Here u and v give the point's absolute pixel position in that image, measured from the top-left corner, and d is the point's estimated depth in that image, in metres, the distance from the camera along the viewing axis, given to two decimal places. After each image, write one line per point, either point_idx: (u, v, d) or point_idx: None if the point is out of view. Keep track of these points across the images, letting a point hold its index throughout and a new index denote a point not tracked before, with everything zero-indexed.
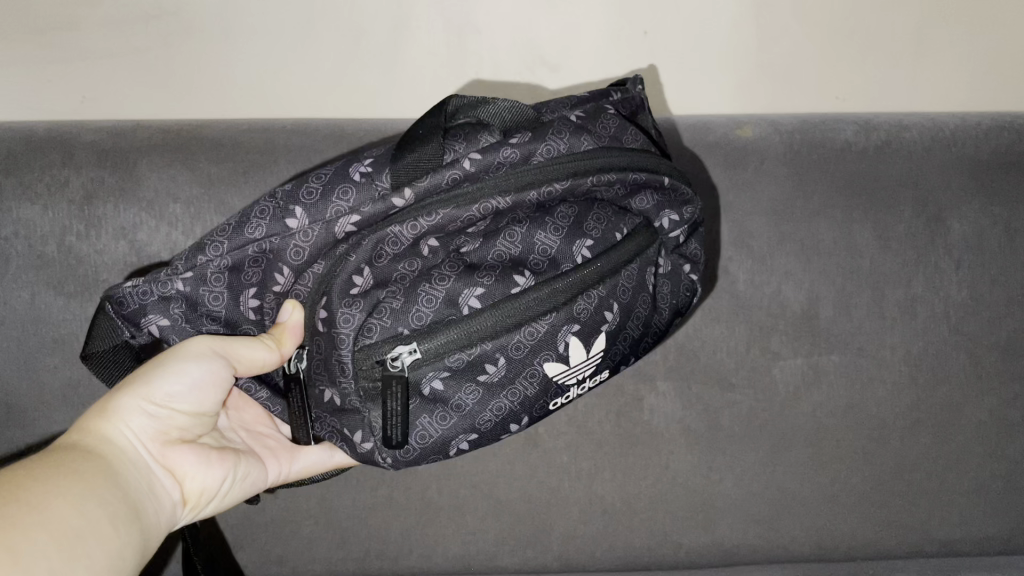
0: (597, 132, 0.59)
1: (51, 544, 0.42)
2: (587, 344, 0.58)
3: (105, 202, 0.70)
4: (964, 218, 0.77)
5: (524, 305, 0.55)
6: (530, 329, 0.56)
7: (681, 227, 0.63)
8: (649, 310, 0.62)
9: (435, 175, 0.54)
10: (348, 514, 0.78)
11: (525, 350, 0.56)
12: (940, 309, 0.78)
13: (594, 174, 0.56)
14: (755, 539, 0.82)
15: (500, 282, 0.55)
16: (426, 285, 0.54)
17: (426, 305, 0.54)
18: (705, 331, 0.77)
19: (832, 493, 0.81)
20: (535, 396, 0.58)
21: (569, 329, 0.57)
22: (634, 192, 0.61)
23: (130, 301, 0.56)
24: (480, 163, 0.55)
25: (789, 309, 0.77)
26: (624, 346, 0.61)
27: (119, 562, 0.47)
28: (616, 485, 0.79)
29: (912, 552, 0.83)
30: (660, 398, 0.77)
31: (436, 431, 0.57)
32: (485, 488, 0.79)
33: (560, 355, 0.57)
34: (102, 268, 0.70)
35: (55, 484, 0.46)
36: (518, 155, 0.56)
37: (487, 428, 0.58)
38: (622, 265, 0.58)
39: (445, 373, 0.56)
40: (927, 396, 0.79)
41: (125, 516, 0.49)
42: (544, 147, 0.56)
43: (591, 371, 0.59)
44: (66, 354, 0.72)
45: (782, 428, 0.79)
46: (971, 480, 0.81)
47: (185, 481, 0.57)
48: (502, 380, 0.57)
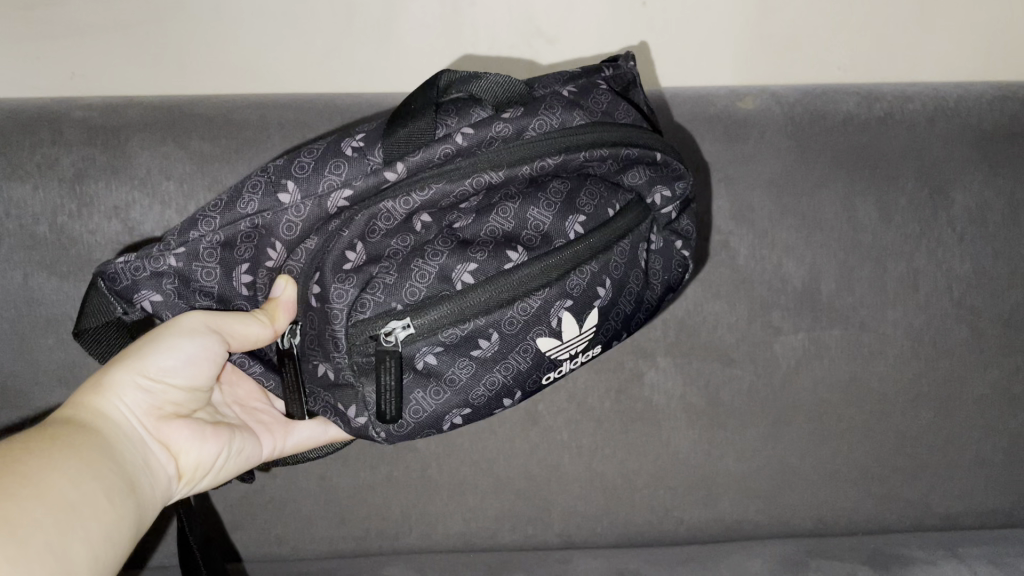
0: (589, 107, 0.58)
1: (48, 518, 0.42)
2: (580, 319, 0.58)
3: (96, 179, 0.69)
4: (967, 190, 0.76)
5: (516, 280, 0.55)
6: (523, 304, 0.55)
7: (673, 203, 0.63)
8: (643, 287, 0.62)
9: (425, 151, 0.53)
10: (347, 493, 0.78)
11: (517, 326, 0.56)
12: (943, 282, 0.77)
13: (585, 149, 0.55)
14: (755, 514, 0.82)
15: (493, 258, 0.54)
16: (419, 260, 0.54)
17: (419, 281, 0.53)
18: (706, 307, 0.76)
19: (832, 468, 0.81)
20: (527, 372, 0.58)
21: (562, 305, 0.57)
22: (626, 168, 0.60)
23: (123, 276, 0.55)
24: (473, 138, 0.54)
25: (790, 284, 0.76)
26: (617, 323, 0.61)
27: (115, 535, 0.47)
28: (617, 462, 0.79)
29: (910, 525, 0.83)
30: (660, 374, 0.77)
31: (430, 406, 0.56)
32: (486, 466, 0.78)
33: (554, 331, 0.57)
34: (94, 247, 0.70)
35: (51, 456, 0.46)
36: (511, 130, 0.55)
37: (481, 403, 0.57)
38: (614, 241, 0.58)
39: (439, 349, 0.55)
40: (929, 370, 0.79)
41: (122, 490, 0.49)
42: (536, 121, 0.55)
43: (583, 347, 0.59)
44: (61, 335, 0.71)
45: (783, 403, 0.79)
46: (972, 453, 0.81)
47: (180, 455, 0.57)
48: (496, 354, 0.56)
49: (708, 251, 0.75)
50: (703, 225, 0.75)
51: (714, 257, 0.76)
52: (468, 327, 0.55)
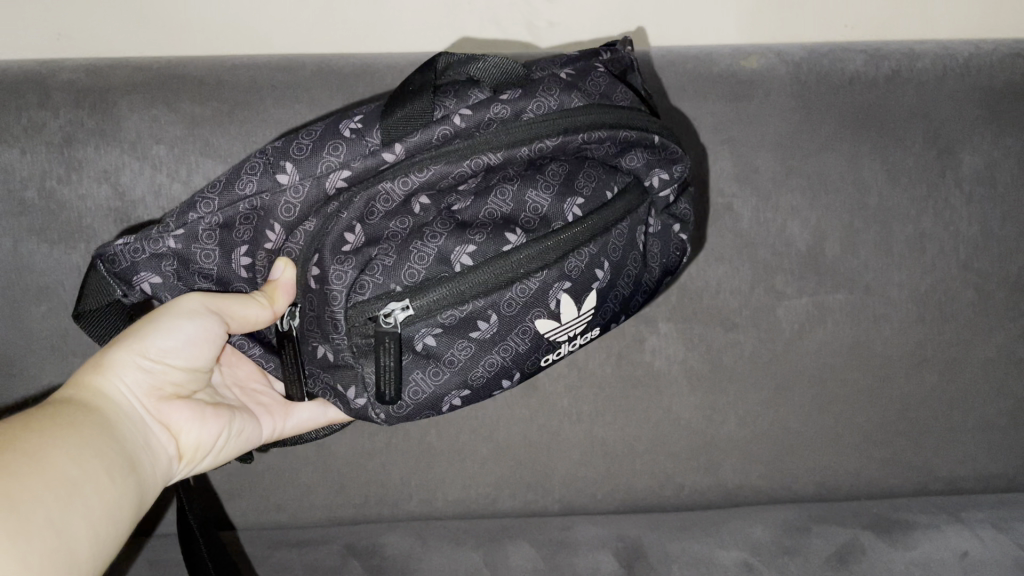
0: (588, 89, 0.57)
1: (50, 495, 0.42)
2: (579, 300, 0.57)
3: (85, 143, 0.68)
4: (976, 150, 0.75)
5: (514, 263, 0.54)
6: (522, 286, 0.55)
7: (670, 186, 0.61)
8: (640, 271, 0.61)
9: (424, 132, 0.52)
10: (347, 461, 0.78)
11: (516, 308, 0.55)
12: (950, 244, 0.76)
13: (585, 130, 0.55)
14: (757, 479, 0.82)
15: (492, 240, 0.53)
16: (418, 242, 0.53)
17: (418, 263, 0.53)
18: (708, 271, 0.75)
19: (834, 432, 0.81)
20: (525, 354, 0.57)
21: (561, 287, 0.56)
22: (624, 151, 0.59)
23: (123, 258, 0.54)
24: (471, 120, 0.53)
25: (794, 247, 0.75)
26: (615, 305, 0.60)
27: (116, 513, 0.46)
28: (618, 428, 0.79)
29: (913, 490, 0.83)
30: (662, 340, 0.76)
31: (429, 387, 0.56)
32: (486, 432, 0.78)
33: (552, 313, 0.56)
34: (85, 212, 0.69)
35: (53, 434, 0.45)
36: (509, 111, 0.54)
37: (479, 384, 0.57)
38: (611, 224, 0.57)
39: (439, 332, 0.54)
40: (935, 334, 0.78)
41: (123, 469, 0.48)
42: (535, 103, 0.54)
43: (581, 329, 0.58)
44: (53, 303, 0.70)
45: (785, 368, 0.78)
46: (977, 417, 0.81)
47: (180, 436, 0.56)
48: (494, 336, 0.55)
49: (710, 214, 0.74)
50: (705, 188, 0.74)
51: (717, 220, 0.74)
52: (467, 310, 0.54)
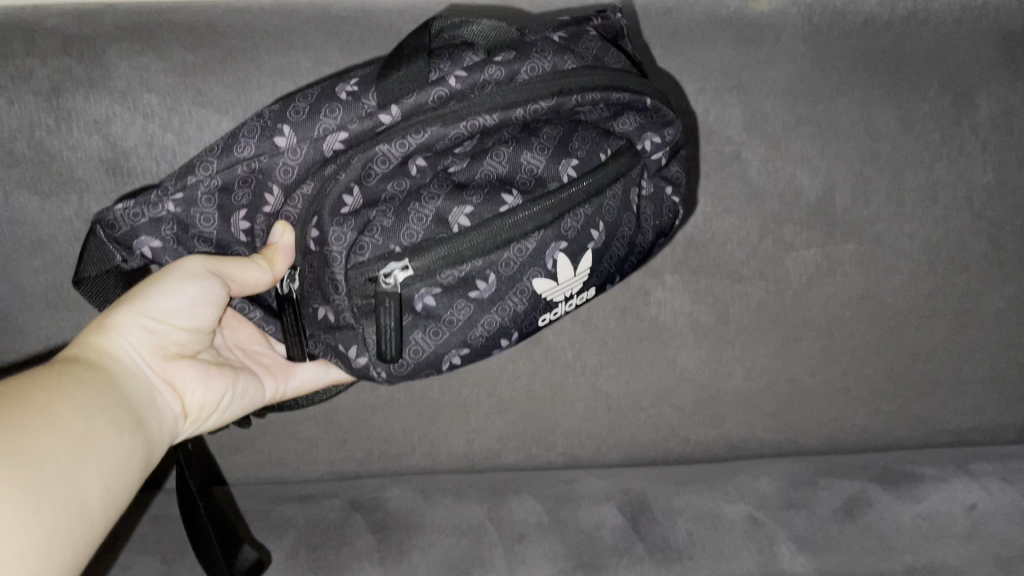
0: (580, 52, 0.56)
1: (60, 447, 0.42)
2: (575, 259, 0.56)
3: (74, 94, 0.66)
4: (993, 95, 0.73)
5: (512, 223, 0.53)
6: (519, 246, 0.54)
7: (663, 149, 0.60)
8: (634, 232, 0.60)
9: (420, 94, 0.51)
10: (349, 416, 0.78)
11: (514, 268, 0.54)
12: (964, 193, 0.75)
13: (578, 93, 0.53)
14: (763, 432, 0.82)
15: (488, 201, 0.53)
16: (416, 203, 0.52)
17: (417, 224, 0.51)
18: (716, 222, 0.74)
19: (842, 385, 0.81)
20: (522, 315, 0.56)
21: (558, 246, 0.55)
22: (616, 114, 0.58)
23: (122, 223, 0.52)
24: (467, 81, 0.51)
25: (804, 197, 0.73)
26: (610, 265, 0.59)
27: (125, 467, 0.46)
28: (623, 381, 0.78)
29: (923, 442, 0.84)
30: (668, 293, 0.75)
31: (430, 345, 0.55)
32: (490, 386, 0.77)
33: (549, 273, 0.55)
34: (77, 165, 0.67)
35: (60, 389, 0.45)
36: (503, 73, 0.52)
37: (478, 344, 0.56)
38: (606, 186, 0.56)
39: (440, 292, 0.53)
40: (945, 285, 0.77)
41: (130, 425, 0.48)
42: (529, 66, 0.53)
43: (576, 288, 0.58)
44: (47, 258, 0.70)
45: (792, 320, 0.77)
46: (987, 369, 0.81)
47: (185, 394, 0.56)
48: (493, 296, 0.55)
49: (718, 163, 0.72)
50: (713, 137, 0.72)
51: (725, 170, 0.72)
52: (468, 269, 0.53)
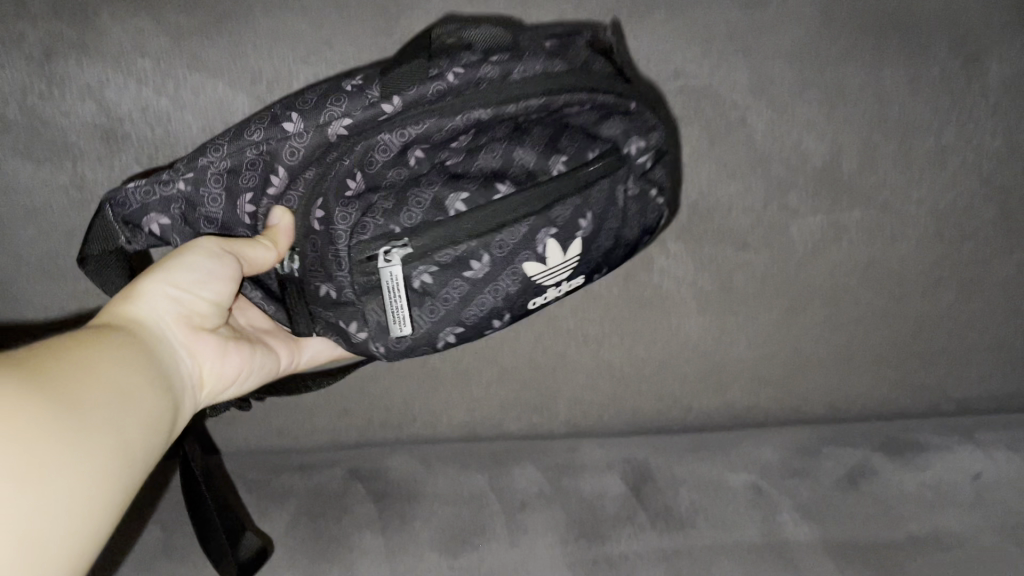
0: (570, 56, 0.54)
1: (109, 399, 0.42)
2: (565, 244, 0.55)
3: (66, 57, 0.61)
4: (1006, 58, 0.69)
5: (504, 209, 0.52)
6: (511, 231, 0.53)
7: (648, 153, 0.57)
8: (626, 228, 0.59)
9: (419, 87, 0.49)
10: (349, 385, 0.77)
11: (505, 251, 0.54)
12: (973, 158, 0.72)
13: (570, 92, 0.52)
14: (767, 399, 0.82)
15: (483, 189, 0.52)
16: (415, 189, 0.52)
17: (417, 207, 0.52)
18: (720, 188, 0.72)
19: (847, 353, 0.81)
20: (512, 295, 0.56)
21: (547, 232, 0.54)
22: (605, 118, 0.56)
23: (133, 201, 0.52)
24: (463, 76, 0.50)
25: (809, 163, 0.71)
26: (598, 256, 0.58)
27: (161, 426, 0.46)
28: (625, 349, 0.78)
29: (931, 410, 0.84)
30: (671, 261, 0.75)
31: (425, 323, 0.56)
32: (491, 356, 0.77)
33: (538, 255, 0.55)
34: (70, 131, 0.63)
35: (100, 349, 0.44)
36: (497, 71, 0.51)
37: (472, 322, 0.57)
38: (597, 182, 0.55)
39: (435, 269, 0.54)
40: (953, 252, 0.76)
41: (163, 387, 0.47)
42: (522, 65, 0.51)
43: (566, 273, 0.57)
44: (40, 224, 0.67)
45: (796, 288, 0.77)
46: (994, 337, 0.81)
47: (205, 368, 0.55)
48: (486, 276, 0.55)
49: (721, 129, 0.69)
50: (715, 103, 0.68)
51: (730, 135, 0.70)
52: (454, 249, 0.53)
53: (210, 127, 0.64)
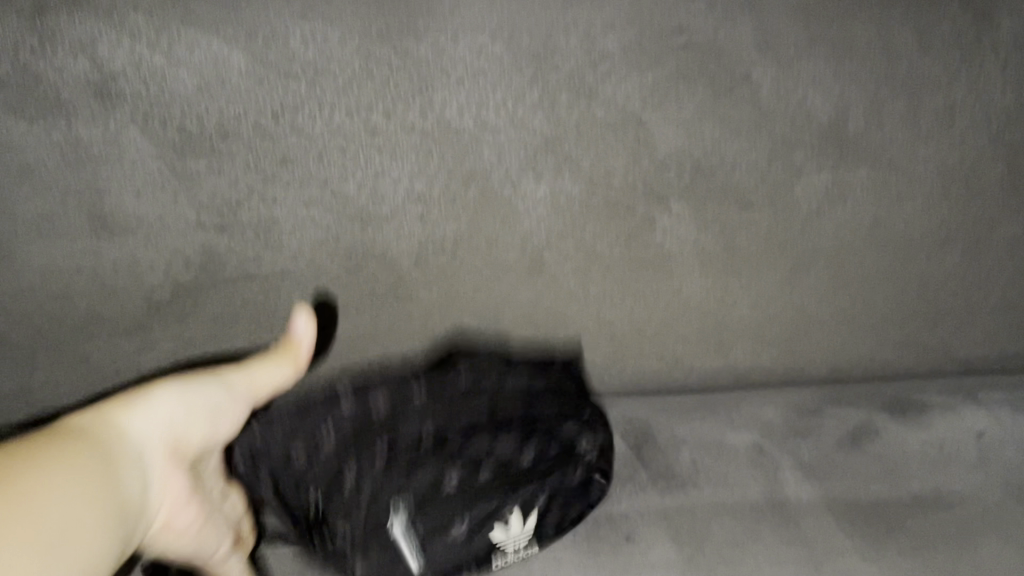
0: (540, 378, 0.75)
1: (37, 528, 0.47)
2: (527, 514, 0.67)
3: (57, 12, 0.59)
4: (1016, 14, 0.67)
5: (461, 444, 0.69)
6: (462, 435, 0.70)
7: (593, 447, 0.72)
8: (587, 507, 0.71)
9: (416, 385, 0.71)
10: (351, 344, 0.77)
11: (460, 445, 0.69)
12: (980, 116, 0.71)
13: (527, 373, 0.74)
14: (769, 360, 0.82)
15: (443, 420, 0.71)
16: (393, 427, 0.70)
17: (388, 408, 0.71)
18: (724, 146, 0.71)
19: (851, 313, 0.80)
20: (485, 551, 0.66)
21: (514, 503, 0.67)
22: (561, 418, 0.73)
23: None
24: (441, 378, 0.72)
25: (815, 121, 0.70)
26: (545, 463, 0.70)
27: (102, 547, 0.52)
28: (626, 310, 0.78)
29: (934, 371, 0.85)
30: (674, 220, 0.74)
31: (386, 481, 0.67)
32: (493, 315, 0.78)
33: (504, 521, 0.66)
34: (63, 88, 0.61)
35: (50, 458, 0.52)
36: (470, 377, 0.73)
37: (428, 486, 0.66)
38: (546, 463, 0.70)
39: (425, 523, 0.65)
40: (959, 212, 0.76)
41: (107, 514, 0.53)
42: (493, 375, 0.73)
43: (527, 542, 0.68)
44: (33, 185, 0.65)
45: (801, 248, 0.76)
46: (998, 298, 0.80)
47: (158, 500, 0.61)
48: (445, 456, 0.68)
49: (727, 86, 0.68)
50: (720, 60, 0.67)
51: (735, 92, 0.68)
52: (442, 509, 0.66)
53: (205, 84, 0.63)
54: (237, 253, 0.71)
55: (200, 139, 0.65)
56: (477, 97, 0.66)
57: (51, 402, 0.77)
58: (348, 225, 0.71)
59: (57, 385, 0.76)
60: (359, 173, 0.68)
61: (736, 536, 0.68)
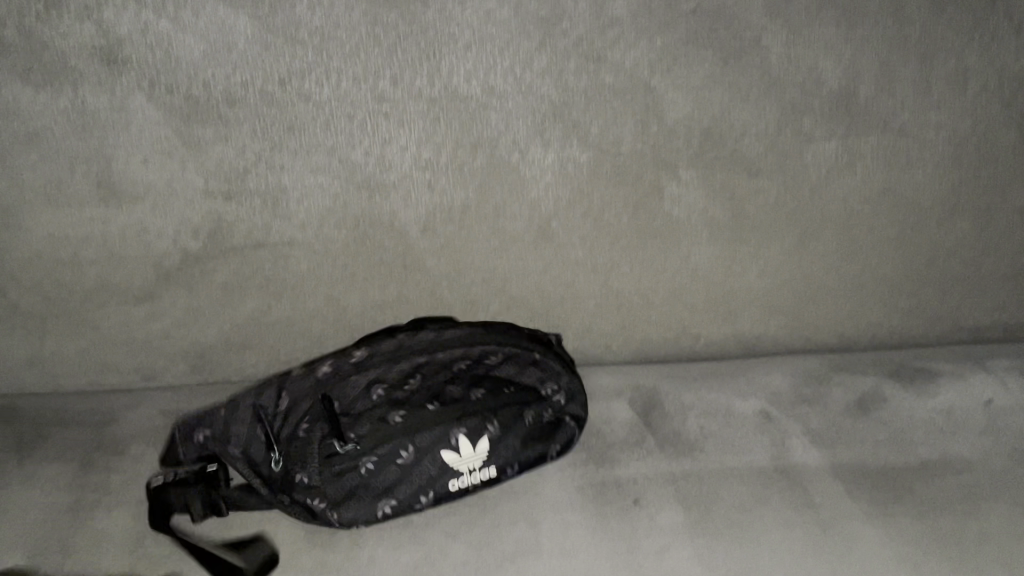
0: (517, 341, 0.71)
1: None
2: (475, 439, 0.67)
3: None
4: None
5: (425, 437, 0.65)
6: (423, 434, 0.65)
7: (560, 393, 0.72)
8: (542, 449, 0.70)
9: (385, 346, 0.68)
10: (360, 315, 0.77)
11: (425, 444, 0.65)
12: (994, 82, 0.71)
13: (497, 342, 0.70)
14: (777, 329, 0.82)
15: (408, 415, 0.66)
16: (362, 417, 0.66)
17: (362, 398, 0.68)
18: (734, 112, 0.70)
19: (860, 281, 0.80)
20: (434, 476, 0.65)
21: (459, 429, 0.66)
22: (541, 381, 0.72)
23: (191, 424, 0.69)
24: (407, 344, 0.68)
25: (826, 87, 0.70)
26: (513, 449, 0.68)
27: None
28: (634, 280, 0.78)
29: (943, 339, 0.84)
30: (682, 188, 0.73)
31: (351, 485, 0.64)
32: (500, 284, 0.77)
33: (453, 445, 0.66)
34: (68, 53, 0.63)
35: None
36: (435, 339, 0.69)
37: (400, 495, 0.65)
38: (515, 441, 0.68)
39: (373, 458, 0.65)
40: (970, 179, 0.75)
41: None
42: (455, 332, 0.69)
43: (482, 463, 0.67)
44: (42, 151, 0.66)
45: (810, 216, 0.76)
46: (1009, 265, 0.80)
47: None
48: (411, 461, 0.65)
49: (736, 51, 0.68)
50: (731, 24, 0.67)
51: (744, 58, 0.68)
52: (387, 449, 0.65)
53: (209, 49, 0.64)
54: (246, 221, 0.71)
55: (207, 106, 0.66)
56: (487, 64, 0.66)
57: (64, 370, 0.77)
58: (356, 193, 0.71)
59: (68, 354, 0.76)
60: (367, 140, 0.69)
61: (744, 500, 0.66)
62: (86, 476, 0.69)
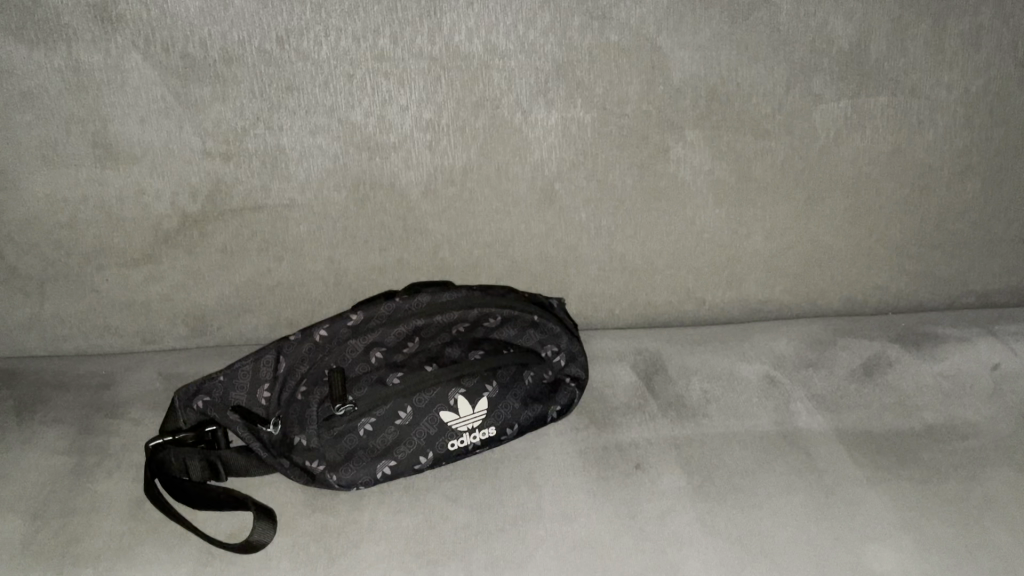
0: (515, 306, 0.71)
1: None
2: (473, 398, 0.67)
3: None
4: None
5: (422, 395, 0.66)
6: (422, 395, 0.66)
7: (562, 354, 0.72)
8: (541, 409, 0.70)
9: (380, 310, 0.69)
10: (361, 278, 0.76)
11: (424, 405, 0.66)
12: (1008, 40, 0.71)
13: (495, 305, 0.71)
14: (781, 294, 0.81)
15: (406, 374, 0.67)
16: (360, 378, 0.67)
17: (362, 365, 0.67)
18: (742, 72, 0.70)
19: (867, 245, 0.79)
20: (432, 437, 0.66)
21: (457, 389, 0.67)
22: (540, 342, 0.72)
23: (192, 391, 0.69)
24: (404, 308, 0.69)
25: (835, 45, 0.70)
26: (512, 408, 0.69)
27: None
28: (638, 243, 0.77)
29: (951, 305, 0.83)
30: (687, 149, 0.73)
31: (353, 445, 0.66)
32: (501, 248, 0.76)
33: (452, 405, 0.67)
34: (62, 11, 0.64)
35: None
36: (432, 303, 0.69)
37: (399, 454, 0.66)
38: (514, 401, 0.69)
39: (372, 419, 0.66)
40: (982, 140, 0.74)
41: None
42: (453, 296, 0.70)
43: (482, 424, 0.68)
44: (37, 111, 0.67)
45: (817, 178, 0.75)
46: (1020, 229, 0.79)
47: None
48: (410, 420, 0.66)
49: (745, 8, 0.69)
50: None
51: (753, 16, 0.69)
52: (386, 408, 0.66)
53: (207, 6, 0.65)
54: (246, 182, 0.71)
55: (204, 64, 0.67)
56: (488, 22, 0.67)
57: (60, 333, 0.76)
58: (358, 153, 0.71)
59: (65, 317, 0.75)
60: (367, 100, 0.69)
61: (747, 465, 0.66)
62: (88, 438, 0.69)
